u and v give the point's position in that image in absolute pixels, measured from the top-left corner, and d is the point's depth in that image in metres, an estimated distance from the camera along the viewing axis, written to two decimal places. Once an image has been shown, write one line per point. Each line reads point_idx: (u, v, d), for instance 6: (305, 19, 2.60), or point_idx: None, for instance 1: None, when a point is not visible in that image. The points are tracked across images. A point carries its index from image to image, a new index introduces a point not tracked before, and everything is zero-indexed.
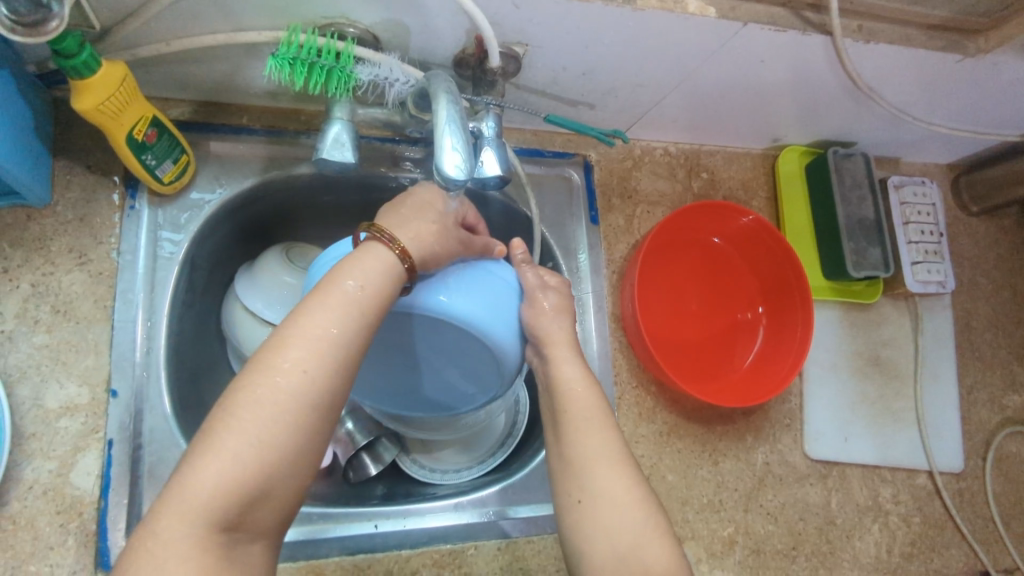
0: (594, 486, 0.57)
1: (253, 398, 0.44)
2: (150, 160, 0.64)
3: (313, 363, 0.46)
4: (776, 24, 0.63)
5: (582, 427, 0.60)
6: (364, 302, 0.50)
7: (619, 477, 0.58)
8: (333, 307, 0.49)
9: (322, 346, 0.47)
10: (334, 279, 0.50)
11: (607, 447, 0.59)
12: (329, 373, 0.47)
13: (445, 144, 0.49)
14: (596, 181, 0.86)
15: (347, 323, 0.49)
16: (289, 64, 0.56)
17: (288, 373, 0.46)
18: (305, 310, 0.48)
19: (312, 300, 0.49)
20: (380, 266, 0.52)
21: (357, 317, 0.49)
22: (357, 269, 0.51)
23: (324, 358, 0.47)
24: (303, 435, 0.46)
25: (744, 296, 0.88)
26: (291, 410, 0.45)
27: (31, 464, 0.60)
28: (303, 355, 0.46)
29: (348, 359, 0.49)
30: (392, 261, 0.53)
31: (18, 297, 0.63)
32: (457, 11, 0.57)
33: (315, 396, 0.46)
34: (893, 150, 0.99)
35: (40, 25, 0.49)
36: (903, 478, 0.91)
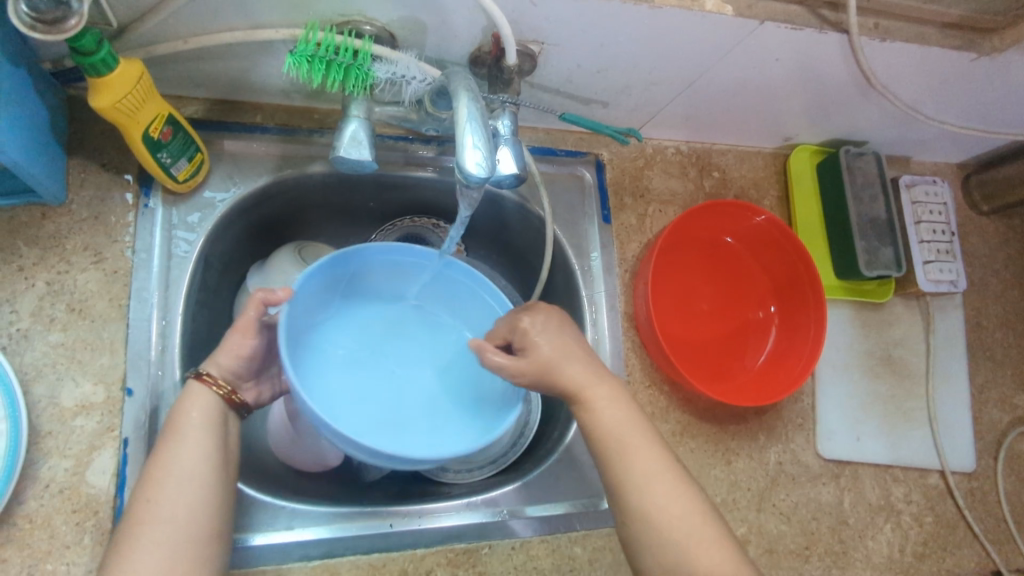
0: (647, 505, 0.60)
1: (136, 538, 0.52)
2: (165, 158, 0.64)
3: (180, 491, 0.54)
4: (793, 22, 0.63)
5: (624, 449, 0.62)
6: (205, 427, 0.58)
7: (667, 490, 0.60)
8: (178, 445, 0.56)
9: (183, 475, 0.55)
10: (173, 421, 0.57)
11: (652, 467, 0.61)
12: (201, 497, 0.55)
13: (467, 142, 0.50)
14: (609, 180, 0.86)
15: (198, 452, 0.56)
16: (307, 62, 0.56)
17: (158, 510, 0.53)
18: (160, 454, 0.56)
19: (162, 445, 0.56)
20: (200, 399, 0.59)
21: (207, 439, 0.57)
22: (193, 404, 0.59)
23: (187, 484, 0.55)
24: (192, 552, 0.53)
25: (756, 296, 0.87)
26: (172, 532, 0.52)
27: (48, 462, 0.60)
28: (168, 488, 0.54)
29: (214, 473, 0.56)
30: (209, 395, 0.60)
31: (34, 295, 0.63)
32: (474, 8, 0.57)
33: (192, 516, 0.54)
34: (905, 149, 0.99)
35: (60, 22, 0.49)
36: (915, 478, 0.90)
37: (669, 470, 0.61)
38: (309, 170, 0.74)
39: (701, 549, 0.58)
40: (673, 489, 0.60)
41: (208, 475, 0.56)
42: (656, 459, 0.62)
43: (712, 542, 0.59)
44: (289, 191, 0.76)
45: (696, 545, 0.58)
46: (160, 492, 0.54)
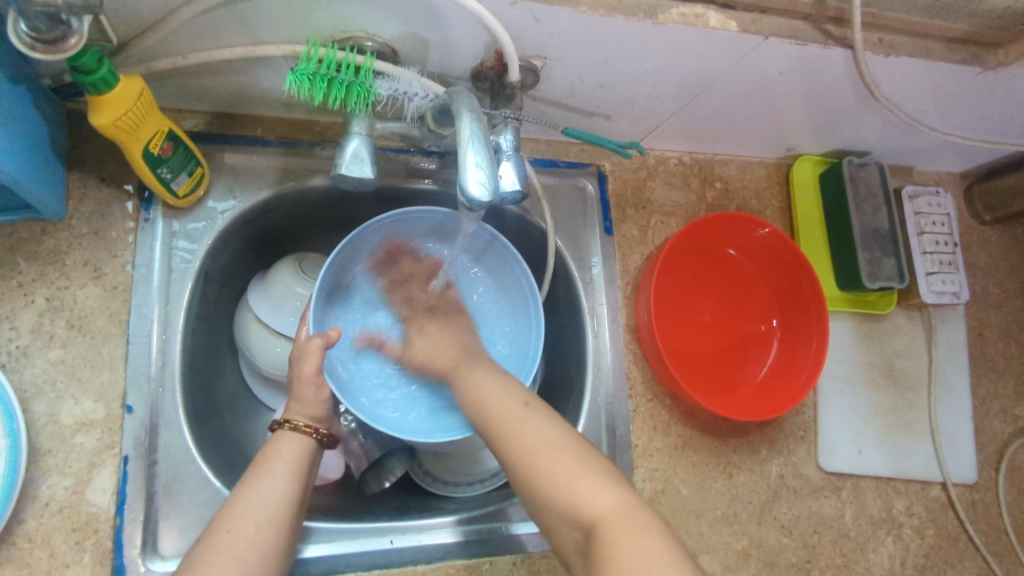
0: (531, 468, 0.53)
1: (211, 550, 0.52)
2: (165, 173, 0.63)
3: (255, 528, 0.54)
4: (797, 38, 0.62)
5: (501, 421, 0.57)
6: (292, 477, 0.58)
7: (545, 442, 0.54)
8: (262, 481, 0.57)
9: (268, 510, 0.55)
10: (262, 459, 0.59)
11: (524, 423, 0.56)
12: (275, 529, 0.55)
13: (469, 161, 0.50)
14: (611, 192, 0.85)
15: (280, 486, 0.57)
16: (308, 79, 0.55)
17: (235, 540, 0.52)
18: (241, 490, 0.56)
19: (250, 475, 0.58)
20: (295, 447, 0.61)
21: (293, 487, 0.58)
22: (282, 451, 0.60)
23: (266, 525, 0.54)
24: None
25: (758, 308, 0.87)
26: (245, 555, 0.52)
27: (47, 481, 0.60)
28: (251, 516, 0.54)
29: (289, 521, 0.56)
30: (304, 440, 0.62)
31: (33, 312, 0.62)
32: (476, 25, 0.57)
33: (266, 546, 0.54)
34: (907, 159, 0.98)
35: (59, 42, 0.48)
36: (916, 490, 0.90)
37: (552, 425, 0.56)
38: (309, 184, 0.74)
39: (585, 498, 0.50)
40: (555, 442, 0.54)
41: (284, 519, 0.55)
42: (530, 419, 0.56)
43: (597, 490, 0.51)
44: (290, 204, 0.76)
45: (584, 498, 0.50)
46: (240, 525, 0.53)
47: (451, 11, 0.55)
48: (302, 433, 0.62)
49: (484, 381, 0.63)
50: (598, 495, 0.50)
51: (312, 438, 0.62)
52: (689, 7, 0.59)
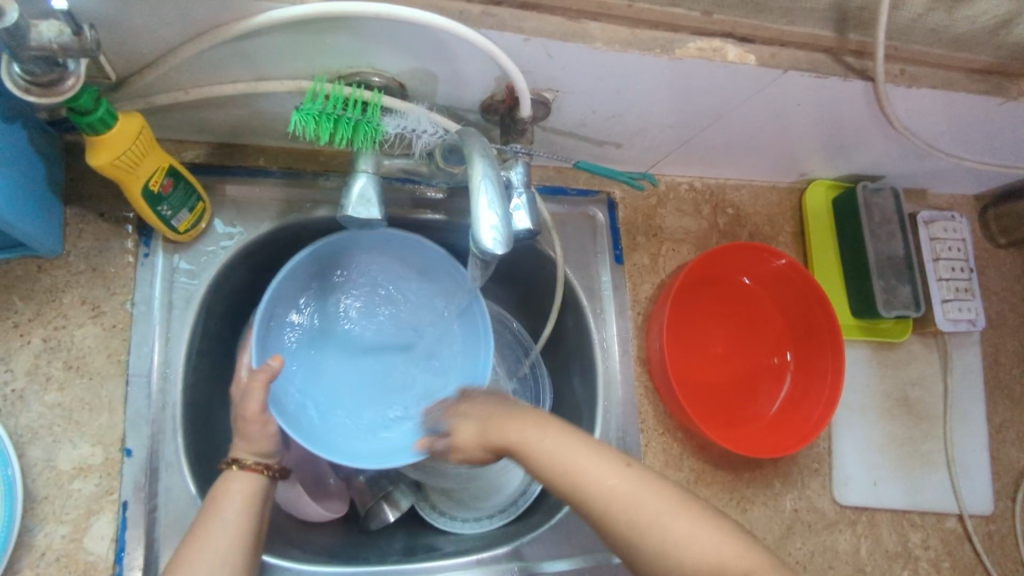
0: (649, 535, 0.48)
1: None
2: (165, 211, 0.61)
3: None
4: (817, 71, 0.60)
5: (607, 490, 0.50)
6: (244, 517, 0.55)
7: (652, 505, 0.49)
8: (212, 526, 0.53)
9: (221, 556, 0.52)
10: (213, 500, 0.56)
11: (638, 489, 0.50)
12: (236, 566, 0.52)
13: (481, 204, 0.48)
14: (621, 220, 0.84)
15: (238, 525, 0.54)
16: (315, 119, 0.53)
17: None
18: (190, 538, 0.53)
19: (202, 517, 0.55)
20: (246, 485, 0.57)
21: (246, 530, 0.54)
22: (232, 491, 0.56)
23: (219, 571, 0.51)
24: None
25: (771, 340, 0.85)
26: None
27: (44, 529, 0.58)
28: (200, 566, 0.50)
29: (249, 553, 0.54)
30: (254, 476, 0.58)
31: (29, 353, 0.61)
32: (486, 61, 0.55)
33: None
34: (922, 182, 0.96)
35: (55, 84, 0.46)
36: (932, 523, 0.88)
37: (659, 486, 0.50)
38: (314, 215, 0.72)
39: (726, 568, 0.47)
40: (677, 505, 0.49)
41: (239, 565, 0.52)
42: (629, 478, 0.50)
43: (733, 552, 0.47)
44: (293, 235, 0.74)
45: (715, 561, 0.47)
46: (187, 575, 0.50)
47: (462, 48, 0.53)
48: (251, 471, 0.58)
49: (564, 443, 0.52)
50: (735, 557, 0.47)
51: (260, 473, 0.58)
52: (707, 41, 0.57)
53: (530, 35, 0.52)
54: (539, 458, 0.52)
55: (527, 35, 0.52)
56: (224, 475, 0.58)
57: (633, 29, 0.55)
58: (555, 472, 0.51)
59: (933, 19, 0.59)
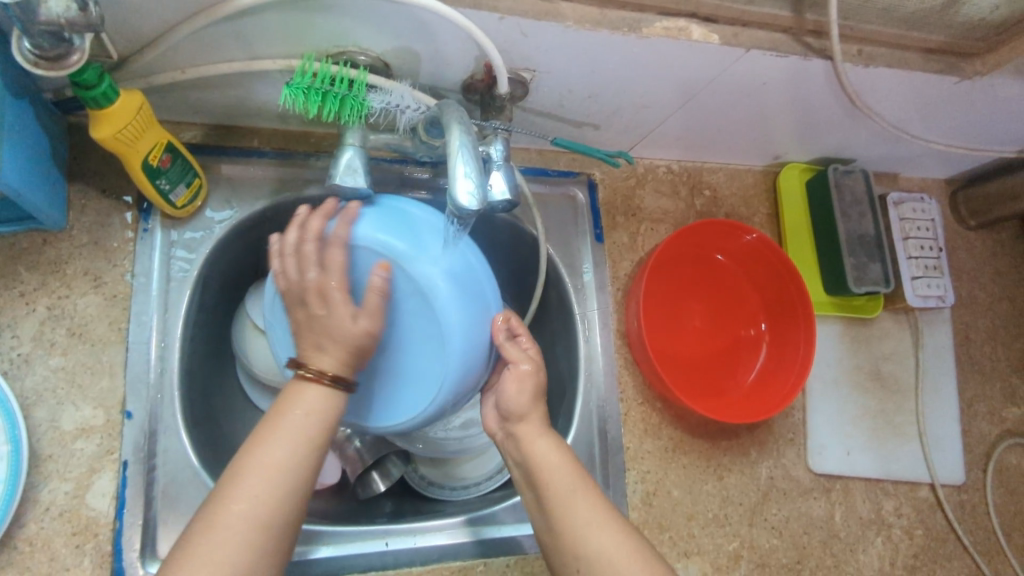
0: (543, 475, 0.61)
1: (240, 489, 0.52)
2: (164, 185, 0.65)
3: (268, 498, 0.52)
4: (778, 50, 0.64)
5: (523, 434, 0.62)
6: (302, 435, 0.55)
7: (607, 534, 0.58)
8: (275, 436, 0.54)
9: (269, 470, 0.52)
10: (278, 409, 0.55)
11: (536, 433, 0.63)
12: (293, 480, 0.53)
13: (457, 166, 0.52)
14: (601, 200, 0.87)
15: (292, 454, 0.54)
16: (304, 93, 0.57)
17: (239, 508, 0.51)
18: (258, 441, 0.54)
19: (265, 431, 0.55)
20: (311, 402, 0.56)
21: (301, 449, 0.54)
22: (300, 403, 0.56)
23: (272, 491, 0.52)
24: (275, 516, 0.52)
25: (747, 313, 0.89)
26: (263, 500, 0.52)
27: (48, 486, 0.61)
28: (253, 482, 0.52)
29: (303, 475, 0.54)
30: (331, 390, 0.57)
31: (35, 320, 0.64)
32: (466, 40, 0.58)
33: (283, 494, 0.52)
34: (893, 166, 1.00)
35: (62, 59, 0.50)
36: (905, 491, 0.91)
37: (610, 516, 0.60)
38: (305, 194, 0.75)
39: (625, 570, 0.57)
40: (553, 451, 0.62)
41: (292, 486, 0.53)
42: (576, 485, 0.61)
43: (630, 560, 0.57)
44: (285, 213, 0.77)
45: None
46: (238, 495, 0.51)
47: (442, 26, 0.56)
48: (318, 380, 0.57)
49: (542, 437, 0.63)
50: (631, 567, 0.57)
51: (327, 386, 0.57)
52: (672, 21, 0.61)
53: (505, 14, 0.56)
54: (528, 448, 0.63)
55: (502, 14, 0.56)
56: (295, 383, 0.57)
57: (602, 9, 0.59)
58: (535, 470, 0.62)
59: None
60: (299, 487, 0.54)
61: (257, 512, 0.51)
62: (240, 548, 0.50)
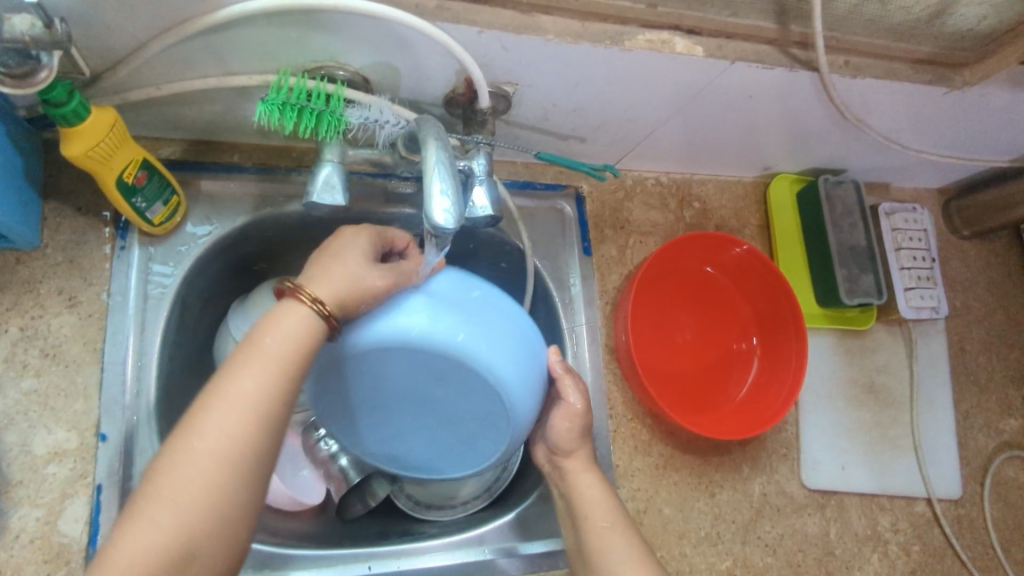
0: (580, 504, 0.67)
1: (201, 421, 0.47)
2: (140, 202, 0.64)
3: (240, 421, 0.48)
4: (763, 62, 0.63)
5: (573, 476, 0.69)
6: (274, 360, 0.50)
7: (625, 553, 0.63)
8: (250, 356, 0.50)
9: (239, 402, 0.48)
10: (264, 324, 0.52)
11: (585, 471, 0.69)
12: (265, 420, 0.49)
13: (434, 185, 0.50)
14: (588, 213, 0.86)
15: (263, 382, 0.49)
16: (279, 109, 0.56)
17: (214, 427, 0.47)
18: (232, 367, 0.50)
19: (237, 359, 0.50)
20: (299, 324, 0.52)
21: (279, 379, 0.50)
22: (285, 320, 0.52)
23: (241, 412, 0.48)
24: (242, 454, 0.47)
25: (738, 326, 0.88)
26: (229, 435, 0.47)
27: (18, 512, 0.60)
28: (219, 402, 0.48)
29: (275, 412, 0.49)
30: (312, 316, 0.53)
31: (7, 341, 0.62)
32: (445, 54, 0.57)
33: (253, 438, 0.48)
34: (884, 176, 0.99)
35: (29, 76, 0.49)
36: (901, 506, 0.90)
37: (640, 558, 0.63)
38: (286, 210, 0.74)
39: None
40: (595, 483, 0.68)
41: (269, 413, 0.49)
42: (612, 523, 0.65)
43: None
44: (267, 228, 0.76)
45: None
46: (210, 415, 0.47)
47: (419, 40, 0.55)
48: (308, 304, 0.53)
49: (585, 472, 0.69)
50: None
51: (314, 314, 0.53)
52: (655, 33, 0.60)
53: (484, 27, 0.55)
54: (573, 485, 0.69)
55: (480, 28, 0.55)
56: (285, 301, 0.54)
57: (583, 21, 0.58)
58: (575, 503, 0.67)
59: (869, 10, 0.62)
60: (270, 412, 0.49)
61: (228, 429, 0.47)
62: (212, 469, 0.46)
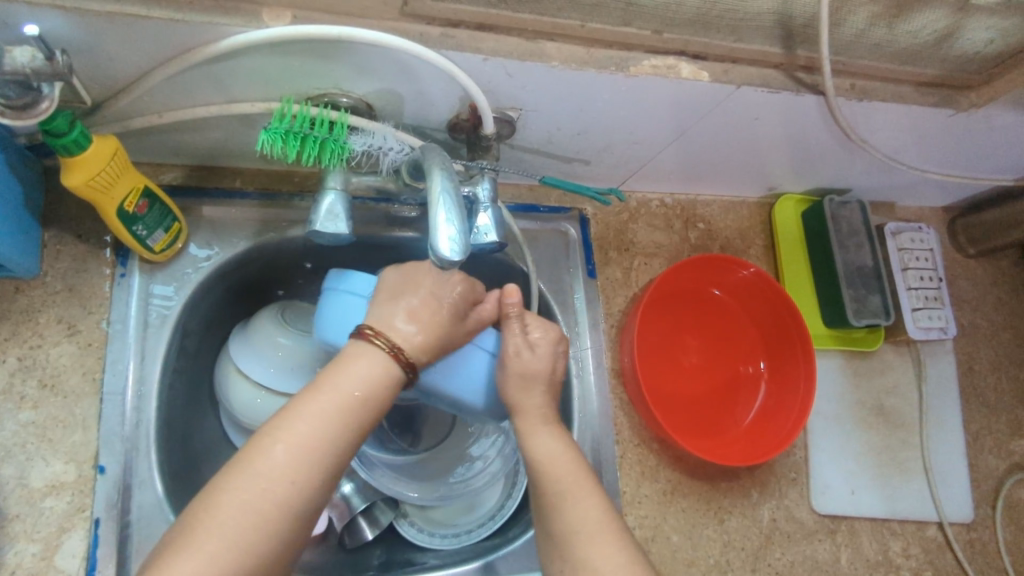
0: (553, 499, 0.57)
1: (263, 452, 0.49)
2: (140, 230, 0.63)
3: (305, 463, 0.49)
4: (769, 86, 0.63)
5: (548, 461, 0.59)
6: (349, 408, 0.52)
7: (606, 552, 0.55)
8: (325, 396, 0.51)
9: (304, 441, 0.49)
10: (338, 365, 0.53)
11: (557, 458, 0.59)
12: (321, 463, 0.50)
13: (440, 216, 0.50)
14: (593, 235, 0.85)
15: (325, 424, 0.51)
16: (282, 138, 0.56)
17: (269, 462, 0.48)
18: (298, 401, 0.51)
19: (310, 395, 0.52)
20: (376, 372, 0.53)
21: (349, 428, 0.52)
22: (361, 363, 0.53)
23: (302, 456, 0.49)
24: (294, 494, 0.48)
25: (745, 349, 0.87)
26: (288, 471, 0.48)
27: (15, 547, 0.59)
28: (287, 437, 0.49)
29: (336, 460, 0.51)
30: (392, 366, 0.54)
31: (5, 372, 0.61)
32: (450, 82, 0.57)
33: (310, 481, 0.49)
34: (890, 195, 0.99)
35: (31, 106, 0.48)
36: (912, 531, 0.88)
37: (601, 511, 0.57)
38: (288, 235, 0.74)
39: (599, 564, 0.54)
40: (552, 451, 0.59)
41: (330, 458, 0.50)
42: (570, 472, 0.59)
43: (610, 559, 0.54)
44: (268, 253, 0.75)
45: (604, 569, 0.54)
46: (271, 454, 0.49)
47: (425, 69, 0.55)
48: (387, 352, 0.54)
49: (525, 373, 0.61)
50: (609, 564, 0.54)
51: (397, 362, 0.54)
52: (661, 59, 0.60)
53: (488, 55, 0.55)
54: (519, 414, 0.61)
55: (485, 55, 0.55)
56: (356, 345, 0.54)
57: (588, 48, 0.58)
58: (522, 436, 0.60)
59: (876, 35, 0.62)
60: (331, 459, 0.51)
61: (291, 472, 0.48)
62: (270, 508, 0.47)
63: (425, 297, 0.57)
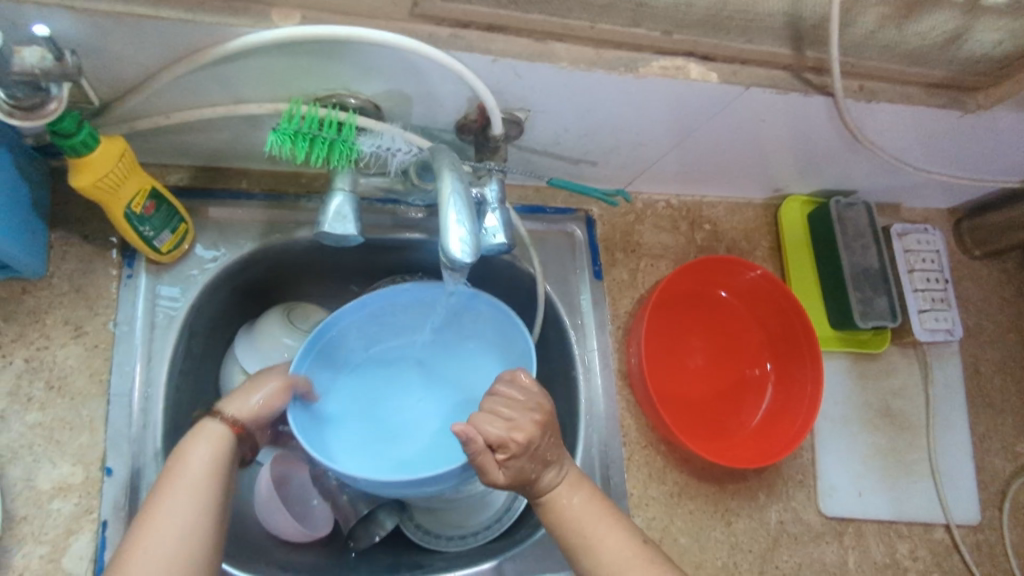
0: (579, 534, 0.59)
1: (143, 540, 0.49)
2: (147, 231, 0.63)
3: (180, 535, 0.50)
4: (778, 87, 0.63)
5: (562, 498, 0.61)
6: (209, 484, 0.54)
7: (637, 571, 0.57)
8: (174, 492, 0.52)
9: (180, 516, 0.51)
10: (174, 464, 0.54)
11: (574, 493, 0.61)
12: (203, 525, 0.52)
13: (450, 218, 0.49)
14: (599, 236, 0.85)
15: (189, 496, 0.52)
16: (291, 138, 0.55)
17: (142, 566, 0.48)
18: (158, 493, 0.53)
19: (162, 485, 0.53)
20: (215, 444, 0.57)
21: (211, 487, 0.54)
22: (199, 446, 0.56)
23: (183, 527, 0.51)
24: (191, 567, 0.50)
25: (752, 351, 0.87)
26: (172, 550, 0.49)
27: (22, 549, 0.58)
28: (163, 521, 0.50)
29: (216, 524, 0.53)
30: (225, 436, 0.58)
31: (11, 374, 0.61)
32: (458, 82, 0.57)
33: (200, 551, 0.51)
34: (896, 196, 0.98)
35: (39, 108, 0.48)
36: (920, 533, 0.88)
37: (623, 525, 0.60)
38: (294, 236, 0.73)
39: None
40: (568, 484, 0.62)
41: (208, 520, 0.52)
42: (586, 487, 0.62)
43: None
44: (275, 255, 0.75)
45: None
46: (150, 540, 0.49)
47: (434, 70, 0.55)
48: (219, 424, 0.58)
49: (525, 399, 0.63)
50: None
51: (218, 423, 0.58)
52: (669, 59, 0.60)
53: (498, 56, 0.54)
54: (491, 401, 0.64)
55: (494, 56, 0.54)
56: (195, 429, 0.58)
57: (597, 49, 0.58)
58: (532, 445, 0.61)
59: (886, 36, 0.62)
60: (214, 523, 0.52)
61: (176, 545, 0.50)
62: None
63: (249, 385, 0.63)
